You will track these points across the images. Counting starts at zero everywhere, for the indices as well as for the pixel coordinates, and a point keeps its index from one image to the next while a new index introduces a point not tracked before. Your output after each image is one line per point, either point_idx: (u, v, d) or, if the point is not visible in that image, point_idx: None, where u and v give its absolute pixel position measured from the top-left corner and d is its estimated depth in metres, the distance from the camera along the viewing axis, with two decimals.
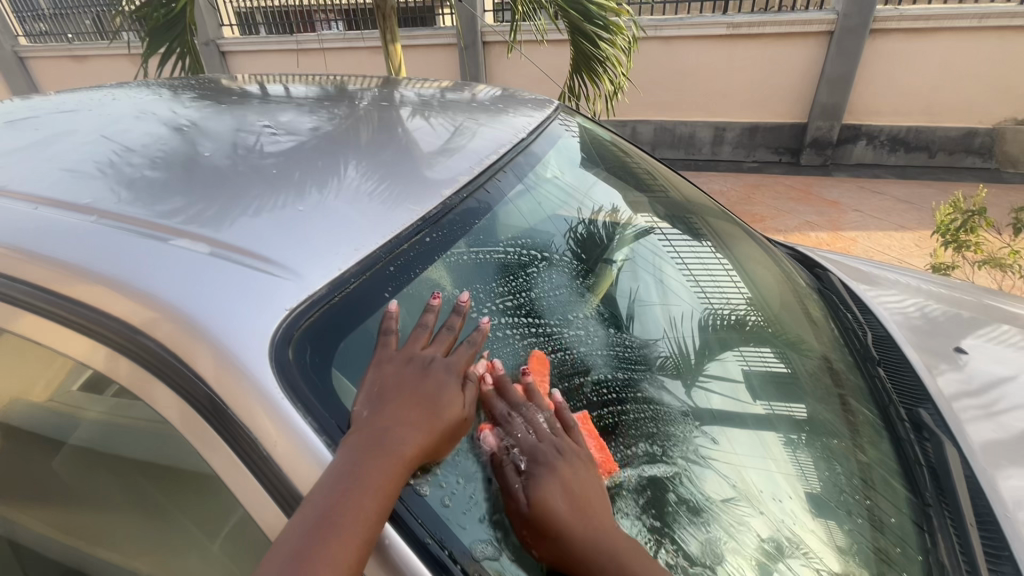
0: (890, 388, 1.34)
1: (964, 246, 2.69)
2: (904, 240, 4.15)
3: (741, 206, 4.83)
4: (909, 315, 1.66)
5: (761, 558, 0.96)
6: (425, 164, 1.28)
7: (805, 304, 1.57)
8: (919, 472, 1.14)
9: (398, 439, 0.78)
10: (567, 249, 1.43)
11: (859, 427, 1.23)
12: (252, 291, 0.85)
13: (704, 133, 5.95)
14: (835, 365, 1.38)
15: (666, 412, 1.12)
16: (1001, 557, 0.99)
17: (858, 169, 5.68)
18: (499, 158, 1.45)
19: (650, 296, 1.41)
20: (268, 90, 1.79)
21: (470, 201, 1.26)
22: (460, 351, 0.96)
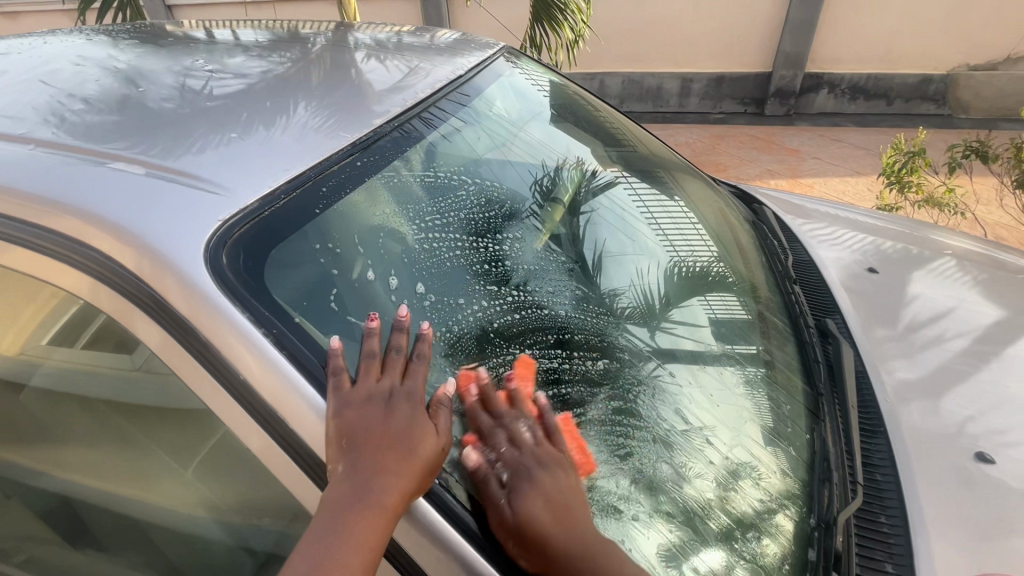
0: (803, 304, 1.46)
1: (906, 186, 2.83)
2: (858, 185, 4.31)
3: (706, 157, 4.91)
4: (835, 244, 1.80)
5: (721, 480, 1.03)
6: (376, 100, 1.36)
7: (737, 233, 1.68)
8: (816, 368, 1.28)
9: (376, 494, 0.77)
10: (533, 203, 1.46)
11: (770, 333, 1.34)
12: (192, 206, 0.92)
13: (672, 85, 5.94)
14: (756, 287, 1.48)
15: (632, 355, 1.17)
16: (875, 432, 1.17)
17: (820, 118, 5.79)
18: (434, 94, 1.51)
19: (619, 248, 1.43)
20: (215, 36, 1.75)
21: (398, 131, 1.30)
22: (415, 370, 0.90)
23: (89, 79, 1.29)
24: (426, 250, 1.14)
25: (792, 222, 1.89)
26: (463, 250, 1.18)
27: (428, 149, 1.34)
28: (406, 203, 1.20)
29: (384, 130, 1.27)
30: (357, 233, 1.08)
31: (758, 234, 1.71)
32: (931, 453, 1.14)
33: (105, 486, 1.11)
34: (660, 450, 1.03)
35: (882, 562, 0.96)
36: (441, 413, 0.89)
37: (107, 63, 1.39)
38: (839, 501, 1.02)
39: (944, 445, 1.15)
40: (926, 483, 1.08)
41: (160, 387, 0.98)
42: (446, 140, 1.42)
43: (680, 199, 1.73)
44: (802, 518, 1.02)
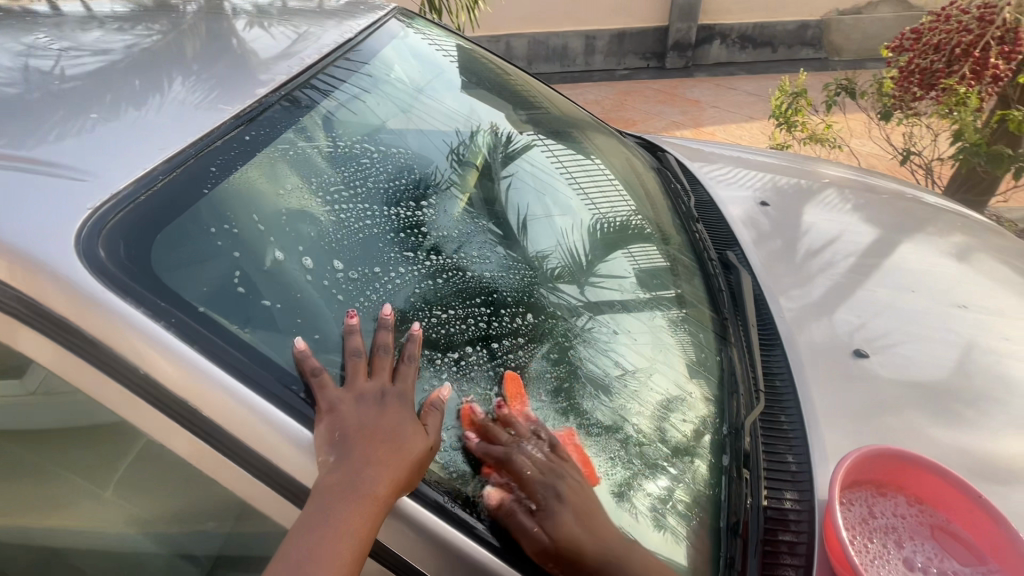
0: (706, 240, 1.57)
1: (793, 126, 3.08)
2: (753, 129, 4.61)
3: (615, 114, 5.03)
4: (734, 183, 1.94)
5: (658, 416, 1.10)
6: (265, 67, 1.30)
7: (644, 182, 1.75)
8: (720, 295, 1.39)
9: (362, 486, 0.77)
10: (452, 172, 1.43)
11: (679, 270, 1.44)
12: (60, 199, 0.85)
13: (576, 43, 5.97)
14: (664, 229, 1.57)
15: (568, 311, 1.20)
16: (773, 346, 1.30)
17: (715, 69, 6.10)
18: (323, 58, 1.45)
19: (542, 210, 1.45)
20: (63, 9, 1.53)
21: (280, 103, 1.22)
22: (405, 371, 0.91)
23: None
24: (350, 230, 1.10)
25: (694, 166, 2.00)
26: (387, 227, 1.14)
27: (325, 117, 1.30)
28: (319, 183, 1.15)
29: (270, 99, 1.21)
30: (256, 211, 1.02)
31: (664, 180, 1.81)
32: (820, 356, 1.29)
33: (17, 523, 1.01)
34: (600, 396, 1.07)
35: (784, 454, 1.09)
36: (432, 417, 0.88)
37: None
38: (746, 408, 1.14)
39: (830, 347, 1.31)
40: (818, 381, 1.22)
41: (60, 404, 0.90)
42: (347, 107, 1.39)
43: (597, 157, 1.77)
44: (715, 424, 1.13)
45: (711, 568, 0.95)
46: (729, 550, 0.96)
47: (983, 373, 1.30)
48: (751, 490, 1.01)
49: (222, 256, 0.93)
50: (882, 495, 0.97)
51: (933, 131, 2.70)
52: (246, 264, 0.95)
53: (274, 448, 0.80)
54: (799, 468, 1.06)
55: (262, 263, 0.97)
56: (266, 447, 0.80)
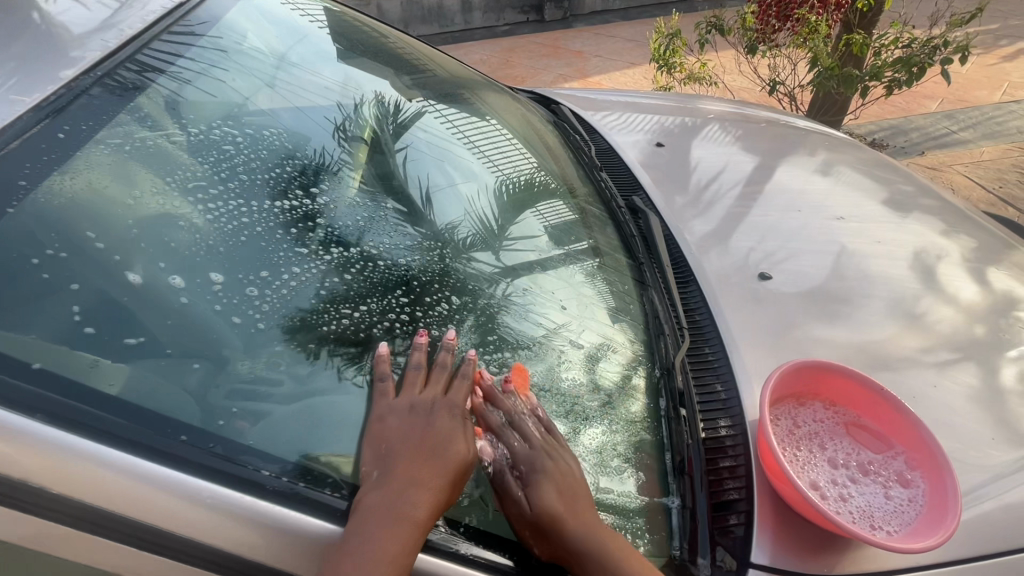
0: (612, 187, 1.59)
1: (672, 67, 3.21)
2: (636, 74, 4.75)
3: (502, 71, 4.94)
4: (628, 128, 1.96)
5: (588, 363, 1.12)
6: (75, 45, 1.09)
7: (544, 138, 1.72)
8: (634, 242, 1.42)
9: (400, 505, 0.76)
10: (342, 153, 1.33)
11: (588, 218, 1.46)
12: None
13: (452, 1, 5.75)
14: (572, 186, 1.56)
15: (484, 280, 1.18)
16: (688, 281, 1.34)
17: (594, 17, 6.16)
18: (155, 25, 1.28)
19: (445, 180, 1.40)
20: None
21: (90, 94, 1.04)
22: (454, 387, 0.91)
23: None
24: (195, 251, 0.95)
25: (589, 116, 2.00)
26: (245, 226, 1.02)
27: (164, 102, 1.15)
28: (157, 191, 1.00)
29: (85, 81, 1.05)
30: (90, 229, 0.90)
31: (563, 134, 1.78)
32: (728, 281, 1.35)
33: None
34: (530, 358, 1.08)
35: (712, 384, 1.12)
36: (475, 432, 0.89)
37: None
38: (674, 347, 1.17)
39: (737, 272, 1.38)
40: (734, 306, 1.27)
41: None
42: (188, 92, 1.23)
43: (491, 117, 1.71)
44: (643, 369, 1.15)
45: (665, 520, 0.96)
46: (677, 490, 0.98)
47: (857, 271, 1.45)
48: (689, 427, 1.04)
49: (58, 293, 0.83)
50: (802, 406, 1.04)
51: (792, 60, 2.92)
52: (92, 294, 0.84)
53: (153, 508, 0.72)
54: (727, 395, 1.10)
55: (103, 288, 0.86)
56: (158, 516, 0.72)
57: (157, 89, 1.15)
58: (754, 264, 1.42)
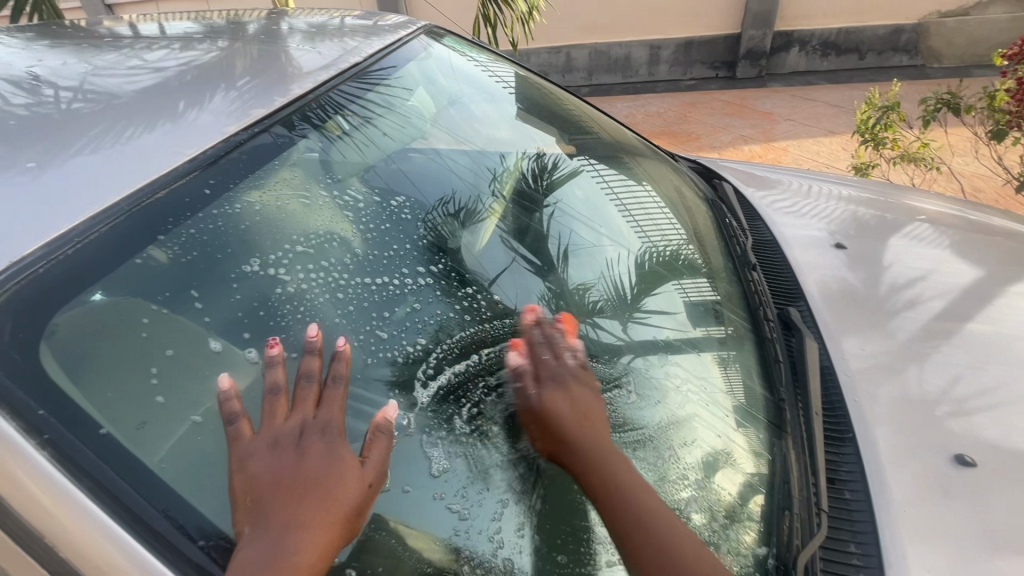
0: (763, 292, 1.31)
1: (881, 144, 2.75)
2: (832, 144, 4.20)
3: (678, 126, 4.77)
4: (800, 215, 1.67)
5: (702, 472, 0.97)
6: (297, 79, 1.25)
7: (694, 217, 1.53)
8: (776, 368, 1.14)
9: (287, 554, 0.64)
10: (492, 198, 1.35)
11: (723, 317, 1.24)
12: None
13: (640, 53, 5.76)
14: (710, 270, 1.36)
15: (606, 350, 1.09)
16: (844, 440, 1.03)
17: (792, 78, 5.66)
18: (351, 68, 1.40)
19: (587, 238, 1.33)
20: (135, 31, 1.63)
21: (264, 134, 1.07)
22: (330, 399, 0.78)
23: None
24: (269, 318, 0.87)
25: (753, 194, 1.75)
26: (316, 286, 0.94)
27: (321, 141, 1.17)
28: (265, 258, 0.93)
29: (264, 122, 1.09)
30: (195, 285, 0.85)
31: (715, 213, 1.57)
32: (908, 450, 1.01)
33: None
34: (635, 453, 0.95)
35: None
36: (375, 446, 0.77)
37: None
38: (802, 534, 0.89)
39: (920, 440, 1.03)
40: (911, 470, 0.98)
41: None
42: (363, 129, 1.31)
43: (649, 183, 1.61)
44: (754, 550, 0.90)
45: None
46: None
47: None
48: None
49: (141, 353, 0.77)
50: None
51: None
52: (177, 364, 0.78)
53: None
54: None
55: (183, 355, 0.79)
56: None
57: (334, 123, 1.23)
58: (948, 436, 1.03)
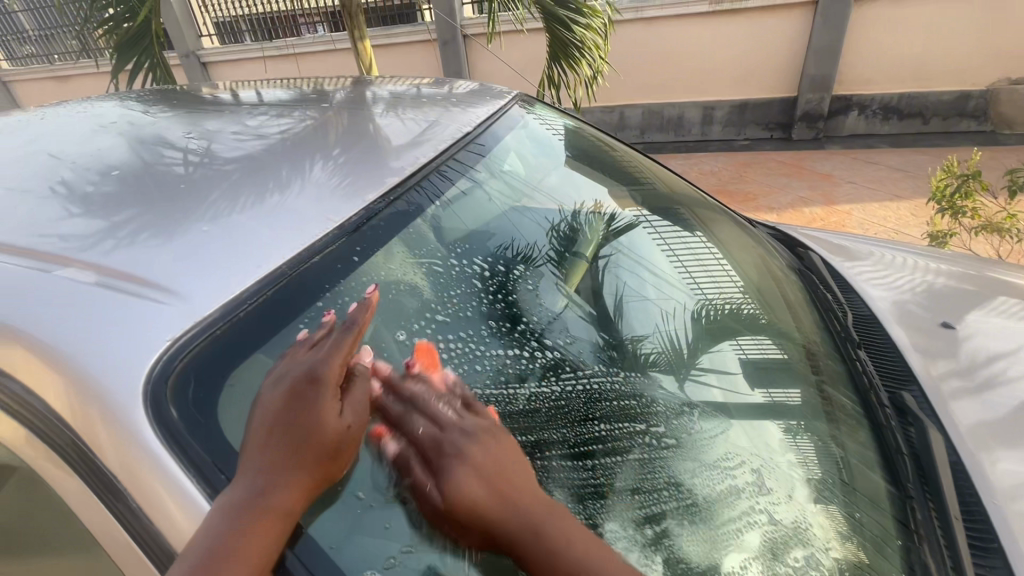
0: (872, 372, 1.23)
1: (960, 212, 2.64)
2: (900, 210, 4.06)
3: (733, 186, 4.74)
4: (897, 289, 1.54)
5: (768, 552, 0.90)
6: (385, 145, 1.27)
7: (784, 289, 1.47)
8: (901, 463, 1.05)
9: (257, 493, 0.64)
10: (551, 249, 1.36)
11: (835, 411, 1.13)
12: (128, 321, 0.73)
13: (693, 114, 5.85)
14: (812, 350, 1.29)
15: (669, 410, 1.05)
16: (990, 549, 0.91)
17: (851, 141, 5.59)
18: (465, 135, 1.45)
19: (642, 292, 1.34)
20: (242, 97, 1.78)
21: (398, 202, 1.11)
22: (337, 337, 0.77)
23: (93, 146, 1.25)
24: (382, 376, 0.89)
25: (842, 264, 1.62)
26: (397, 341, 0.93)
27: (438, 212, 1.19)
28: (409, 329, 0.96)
29: (398, 190, 1.13)
30: None
31: (810, 288, 1.49)
32: None
33: None
34: (692, 522, 0.90)
35: None
36: (356, 385, 0.75)
37: (113, 128, 1.36)
38: None
39: None
40: None
41: (24, 492, 0.79)
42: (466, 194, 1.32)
43: (704, 236, 1.61)
44: None
45: None
46: None
47: None
48: None
49: None
50: None
51: None
52: None
53: None
54: None
55: None
56: None
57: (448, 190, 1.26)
58: None
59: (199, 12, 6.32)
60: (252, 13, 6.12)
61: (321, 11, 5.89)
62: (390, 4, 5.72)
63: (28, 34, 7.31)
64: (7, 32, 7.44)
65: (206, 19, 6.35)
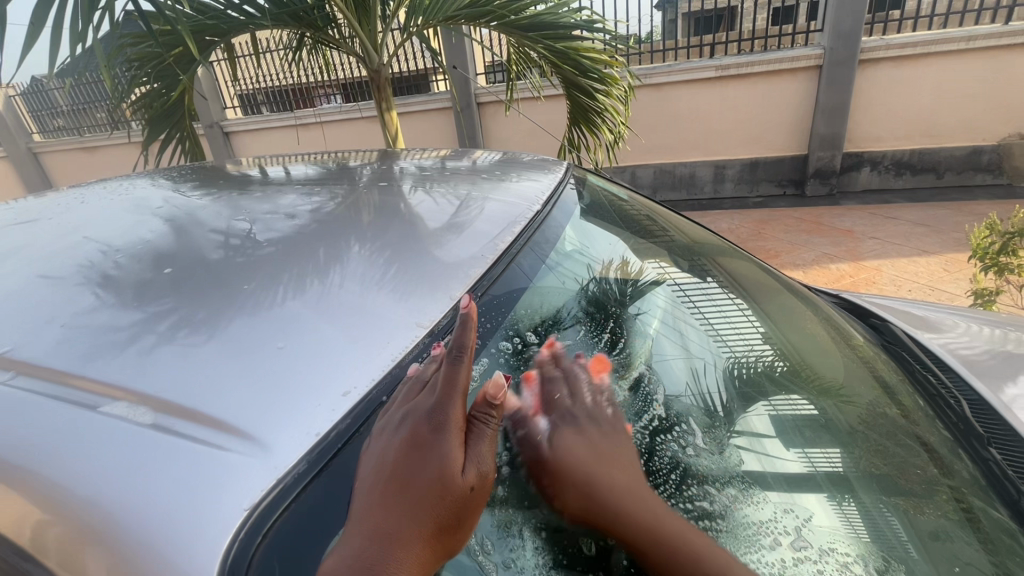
0: (1014, 475, 1.04)
1: (1006, 270, 2.54)
2: (931, 265, 3.97)
3: (753, 243, 4.70)
4: (992, 363, 1.39)
5: None
6: (420, 220, 1.20)
7: (874, 368, 1.34)
8: None
9: (370, 565, 0.57)
10: (580, 311, 1.22)
11: (990, 534, 0.94)
12: (195, 484, 0.60)
13: (705, 172, 5.92)
14: (928, 442, 1.12)
15: (710, 483, 0.91)
16: None
17: (866, 196, 5.60)
18: (536, 215, 1.35)
19: (666, 349, 1.22)
20: (273, 174, 1.76)
21: (485, 297, 1.02)
22: (449, 377, 0.67)
23: (127, 231, 1.20)
24: None
25: (924, 337, 1.49)
26: None
27: (507, 301, 1.06)
28: None
29: (482, 284, 1.03)
30: None
31: (905, 369, 1.36)
32: None
33: None
34: None
35: None
36: (477, 431, 0.66)
37: (148, 210, 1.31)
38: None
39: None
40: None
41: None
42: (535, 284, 1.17)
43: (722, 284, 1.56)
44: None
45: None
46: None
47: None
48: None
49: None
50: None
51: None
52: None
53: None
54: None
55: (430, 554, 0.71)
56: None
57: (515, 273, 1.13)
58: None
59: (224, 87, 6.63)
60: (275, 86, 6.42)
61: (341, 84, 6.15)
62: (408, 76, 5.97)
63: (61, 110, 7.70)
64: (42, 108, 7.85)
65: (232, 93, 6.64)
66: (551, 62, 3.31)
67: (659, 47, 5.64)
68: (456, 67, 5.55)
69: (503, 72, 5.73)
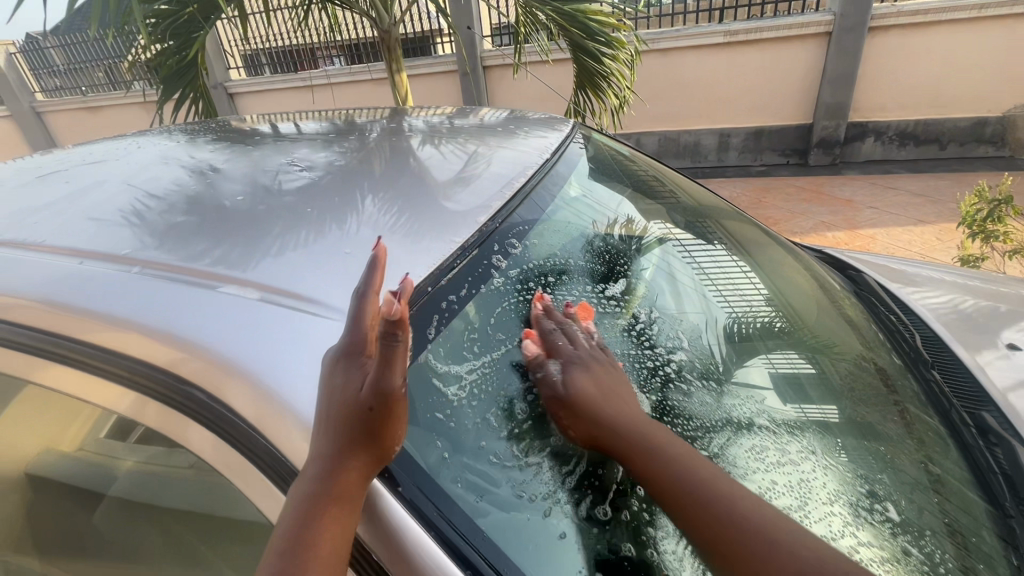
0: (949, 393, 1.22)
1: (992, 236, 2.64)
2: (924, 234, 4.08)
3: (753, 211, 4.78)
4: (952, 310, 1.53)
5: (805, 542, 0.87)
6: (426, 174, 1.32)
7: (846, 314, 1.47)
8: (993, 480, 1.03)
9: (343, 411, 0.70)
10: (586, 264, 1.34)
11: (922, 436, 1.11)
12: (297, 334, 0.79)
13: (709, 140, 5.95)
14: (882, 367, 1.28)
15: (701, 423, 1.03)
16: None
17: (868, 166, 5.64)
18: (545, 162, 1.50)
19: (668, 303, 1.34)
20: (286, 130, 1.86)
21: (507, 222, 1.22)
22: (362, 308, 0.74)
23: (176, 175, 1.34)
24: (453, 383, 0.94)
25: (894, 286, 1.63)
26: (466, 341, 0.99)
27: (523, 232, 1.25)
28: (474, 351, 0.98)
29: (502, 214, 1.22)
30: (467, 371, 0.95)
31: (879, 316, 1.48)
32: None
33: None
34: None
35: None
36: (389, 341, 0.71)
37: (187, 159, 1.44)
38: None
39: None
40: None
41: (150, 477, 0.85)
42: (541, 222, 1.33)
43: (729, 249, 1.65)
44: None
45: None
46: None
47: None
48: None
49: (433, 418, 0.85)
50: None
51: None
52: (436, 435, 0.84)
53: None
54: None
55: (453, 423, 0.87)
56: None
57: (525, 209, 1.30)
58: None
59: (229, 46, 6.58)
60: (280, 46, 6.37)
61: (345, 44, 6.11)
62: (413, 38, 5.93)
63: (64, 68, 7.66)
64: (43, 67, 7.81)
65: (238, 53, 6.62)
66: (559, 24, 3.33)
67: (668, 11, 5.59)
68: (462, 30, 5.51)
69: (510, 35, 5.69)
